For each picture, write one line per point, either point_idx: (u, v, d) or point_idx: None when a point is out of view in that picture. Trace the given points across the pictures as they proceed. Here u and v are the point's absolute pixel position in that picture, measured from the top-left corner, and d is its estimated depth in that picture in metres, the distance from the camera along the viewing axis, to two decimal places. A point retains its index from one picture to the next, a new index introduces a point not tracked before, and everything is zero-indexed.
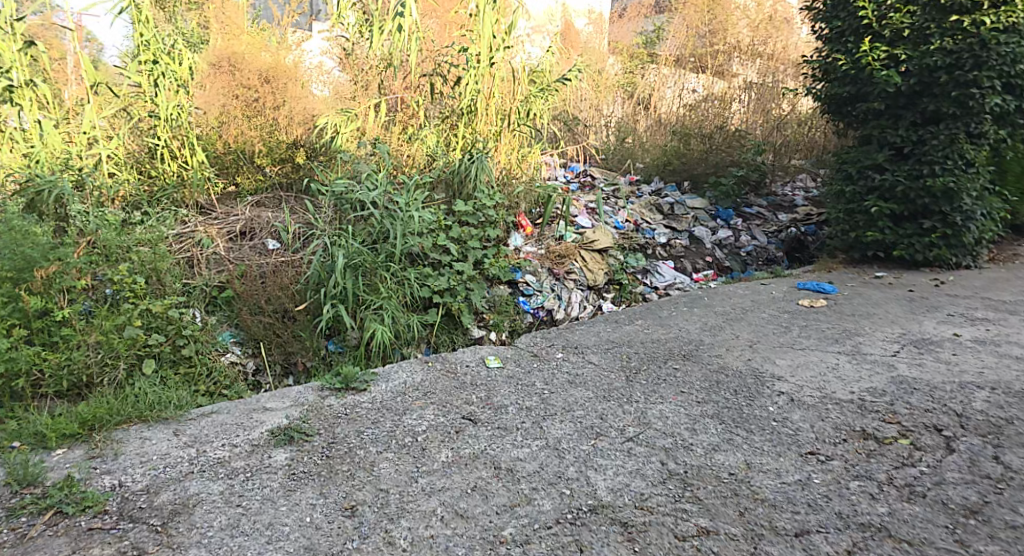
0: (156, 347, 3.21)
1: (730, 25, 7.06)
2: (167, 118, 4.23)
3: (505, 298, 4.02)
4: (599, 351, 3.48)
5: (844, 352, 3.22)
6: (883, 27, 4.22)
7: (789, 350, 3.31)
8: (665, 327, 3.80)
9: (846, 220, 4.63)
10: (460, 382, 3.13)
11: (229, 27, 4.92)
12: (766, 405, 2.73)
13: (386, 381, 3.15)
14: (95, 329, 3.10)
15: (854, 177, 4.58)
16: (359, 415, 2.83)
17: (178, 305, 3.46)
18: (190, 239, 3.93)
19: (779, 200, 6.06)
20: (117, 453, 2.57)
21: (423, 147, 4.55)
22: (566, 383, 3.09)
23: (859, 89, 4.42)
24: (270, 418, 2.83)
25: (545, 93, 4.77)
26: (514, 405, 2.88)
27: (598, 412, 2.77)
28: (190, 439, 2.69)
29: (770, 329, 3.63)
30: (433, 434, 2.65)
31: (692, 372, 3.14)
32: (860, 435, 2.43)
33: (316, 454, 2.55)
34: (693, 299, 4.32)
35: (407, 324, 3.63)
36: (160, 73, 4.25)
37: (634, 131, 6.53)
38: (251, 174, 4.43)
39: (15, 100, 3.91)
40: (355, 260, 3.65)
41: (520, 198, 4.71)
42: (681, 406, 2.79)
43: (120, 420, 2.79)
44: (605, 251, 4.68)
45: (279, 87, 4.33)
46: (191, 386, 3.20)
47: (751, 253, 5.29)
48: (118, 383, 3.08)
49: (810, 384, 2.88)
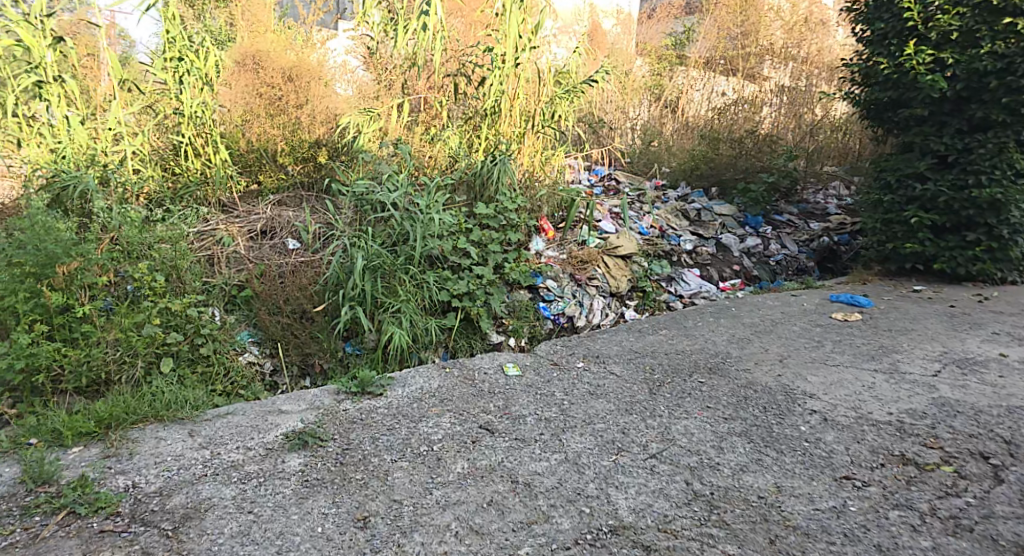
0: (174, 346, 3.15)
1: (763, 26, 6.88)
2: (192, 116, 4.16)
3: (525, 304, 3.93)
4: (622, 361, 3.37)
5: (881, 370, 3.08)
6: (929, 30, 4.05)
7: (822, 366, 3.17)
8: (690, 337, 3.69)
9: (884, 230, 4.48)
10: (477, 390, 3.05)
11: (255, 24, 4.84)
12: (798, 424, 2.61)
13: (402, 387, 3.08)
14: (114, 326, 3.06)
15: (893, 186, 4.44)
16: (374, 420, 2.77)
17: (198, 304, 3.41)
18: (210, 237, 3.90)
19: (811, 208, 5.90)
20: (132, 453, 2.52)
21: (445, 148, 4.48)
22: (587, 394, 2.99)
23: (902, 93, 4.26)
24: (285, 421, 2.77)
25: (570, 95, 4.62)
26: (533, 415, 2.79)
27: (620, 426, 2.67)
28: (205, 440, 2.64)
29: (801, 343, 3.50)
30: (450, 443, 2.57)
31: (719, 386, 3.03)
32: (900, 460, 2.30)
33: (330, 460, 2.48)
34: (720, 309, 4.19)
35: (425, 327, 3.56)
36: (185, 71, 4.16)
37: (661, 135, 6.44)
38: (273, 172, 4.38)
39: (44, 96, 3.87)
40: (375, 261, 3.60)
41: (542, 201, 4.61)
42: (706, 422, 2.68)
43: (136, 419, 2.74)
44: (628, 257, 4.58)
45: (302, 86, 4.35)
46: (209, 385, 3.14)
47: (780, 262, 5.14)
48: (136, 381, 3.02)
49: (844, 403, 2.76)
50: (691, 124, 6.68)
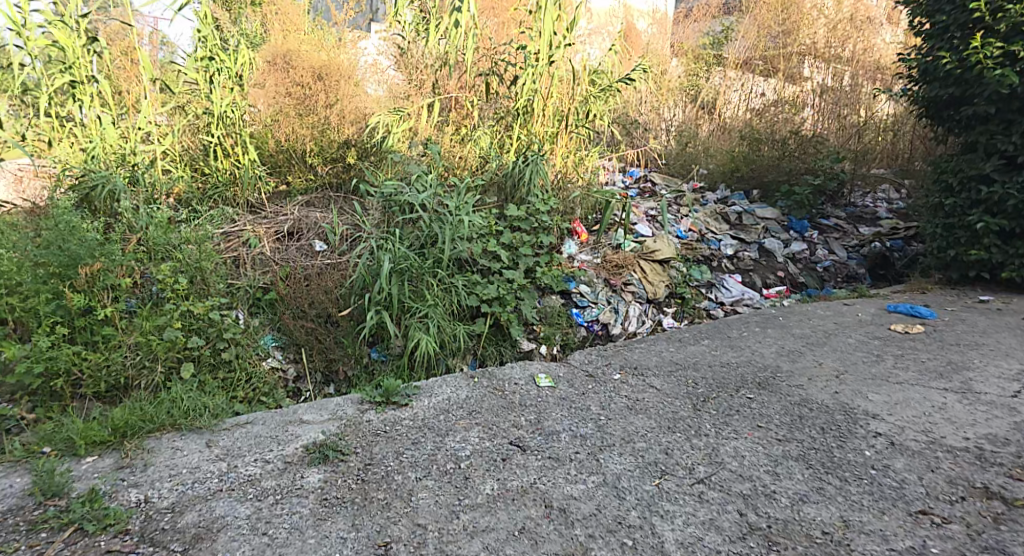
0: (196, 350, 2.97)
1: (805, 24, 6.58)
2: (222, 116, 3.97)
3: (558, 310, 3.73)
4: (662, 374, 3.15)
5: (952, 390, 2.87)
6: (998, 21, 3.74)
7: (883, 383, 2.96)
8: (736, 348, 3.45)
9: (944, 236, 4.24)
10: (508, 401, 2.86)
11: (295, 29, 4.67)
12: (862, 448, 2.44)
13: (429, 397, 2.89)
14: (135, 329, 2.89)
15: (954, 188, 4.16)
16: (399, 433, 2.57)
17: (222, 307, 3.25)
18: (236, 238, 3.74)
19: (859, 211, 5.59)
20: (147, 464, 2.35)
21: (476, 148, 4.29)
22: (625, 409, 2.78)
23: (965, 90, 3.97)
24: (306, 432, 2.58)
25: (605, 94, 4.43)
26: (567, 431, 2.59)
27: (663, 445, 2.47)
28: (222, 451, 2.46)
29: (859, 357, 3.27)
30: (478, 461, 2.38)
31: (770, 404, 2.82)
32: (982, 493, 2.16)
33: (350, 476, 2.30)
34: (766, 319, 3.94)
35: (453, 334, 3.39)
36: (215, 70, 3.96)
37: (698, 136, 6.22)
38: (302, 173, 4.24)
39: (77, 96, 3.74)
40: (402, 265, 3.42)
41: (575, 203, 4.40)
42: (758, 444, 2.49)
43: (153, 428, 2.55)
44: (667, 262, 4.34)
45: (332, 84, 4.19)
46: (230, 392, 2.97)
47: (828, 269, 4.86)
48: (155, 387, 2.85)
49: (912, 425, 2.59)
50: (729, 125, 6.42)
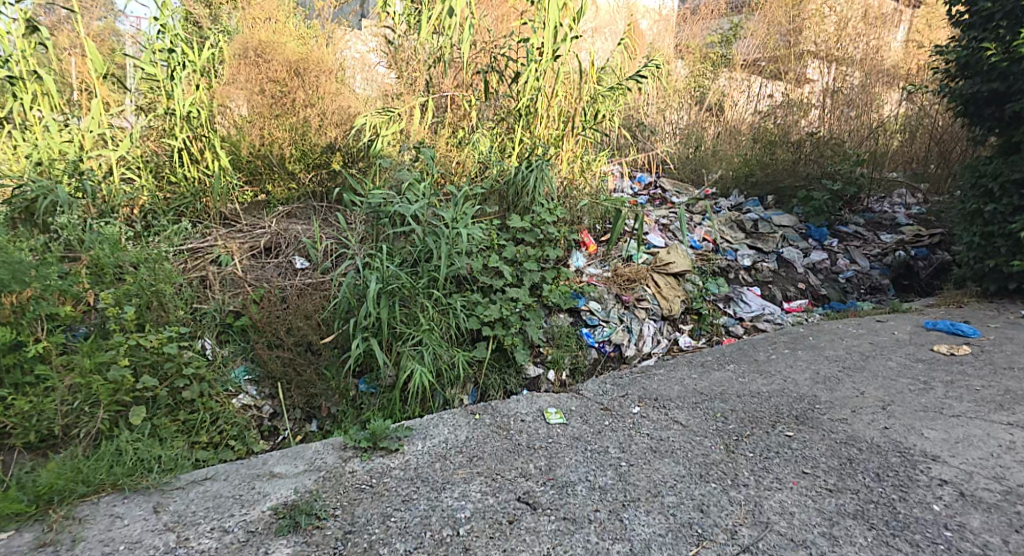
0: (150, 391, 2.60)
1: (812, 22, 6.13)
2: (187, 117, 3.60)
3: (566, 330, 3.36)
4: (685, 407, 2.79)
5: (1018, 425, 2.51)
6: None
7: (938, 417, 2.61)
8: (765, 375, 3.09)
9: (983, 245, 3.90)
10: (514, 444, 2.49)
11: (273, 21, 4.12)
12: (928, 502, 2.09)
13: (423, 440, 2.52)
14: (73, 369, 2.52)
15: (994, 193, 3.82)
16: (387, 488, 2.21)
17: (183, 337, 2.87)
18: (204, 255, 3.34)
19: (878, 217, 5.24)
20: (77, 540, 1.99)
21: (473, 153, 3.92)
22: (648, 452, 2.42)
23: (1011, 84, 3.63)
24: (276, 490, 2.22)
25: (613, 93, 4.01)
26: (583, 482, 2.23)
27: (695, 501, 2.11)
28: (174, 518, 2.10)
29: (904, 385, 2.91)
30: (480, 525, 2.02)
31: (813, 443, 2.46)
32: None
33: (326, 549, 1.94)
34: (795, 338, 3.58)
35: (451, 361, 3.03)
36: (177, 64, 3.60)
37: (705, 140, 5.90)
38: (282, 181, 3.83)
39: (17, 94, 3.36)
40: (391, 285, 3.06)
41: (583, 212, 4.07)
42: (804, 497, 2.13)
43: (88, 491, 2.19)
44: (681, 275, 3.97)
45: (311, 81, 3.77)
46: (191, 437, 2.61)
47: (852, 280, 4.52)
48: (98, 435, 2.48)
49: (981, 470, 2.23)
50: (736, 128, 6.14)
